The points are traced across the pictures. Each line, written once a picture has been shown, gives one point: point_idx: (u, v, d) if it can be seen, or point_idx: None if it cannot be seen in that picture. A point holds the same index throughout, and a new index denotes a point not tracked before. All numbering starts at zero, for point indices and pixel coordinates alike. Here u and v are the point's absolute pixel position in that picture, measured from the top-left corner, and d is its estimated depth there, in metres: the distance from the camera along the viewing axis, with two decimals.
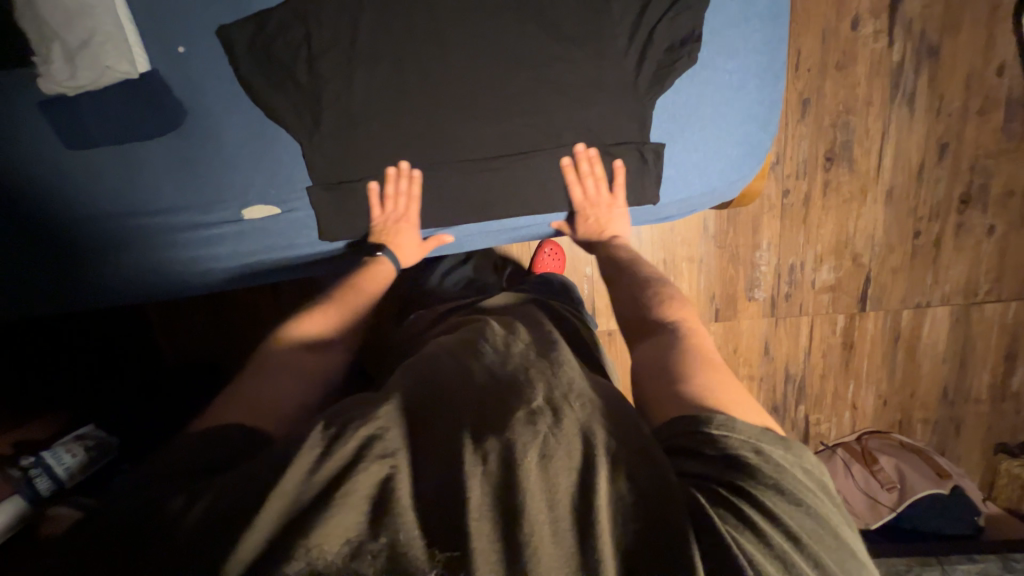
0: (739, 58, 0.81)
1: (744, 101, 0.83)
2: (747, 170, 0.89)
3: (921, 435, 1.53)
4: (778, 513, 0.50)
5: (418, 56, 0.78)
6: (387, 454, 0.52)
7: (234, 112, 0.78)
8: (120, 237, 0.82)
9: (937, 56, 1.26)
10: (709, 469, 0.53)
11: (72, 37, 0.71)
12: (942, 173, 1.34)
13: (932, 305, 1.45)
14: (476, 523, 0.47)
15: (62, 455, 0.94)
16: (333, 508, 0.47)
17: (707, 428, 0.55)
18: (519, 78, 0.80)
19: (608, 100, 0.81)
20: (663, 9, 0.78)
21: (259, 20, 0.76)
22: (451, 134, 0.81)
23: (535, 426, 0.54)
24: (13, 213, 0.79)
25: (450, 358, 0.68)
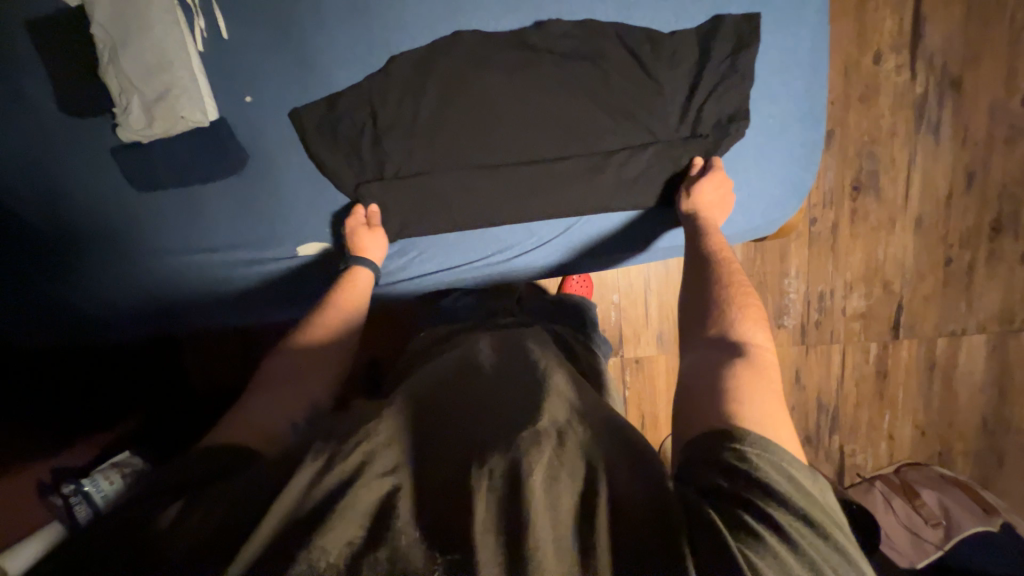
0: (779, 102, 0.80)
1: (787, 143, 0.81)
2: (786, 211, 0.85)
3: (962, 466, 1.49)
4: (800, 541, 0.46)
5: (472, 122, 0.78)
6: (388, 470, 0.52)
7: (294, 157, 0.80)
8: (181, 273, 0.85)
9: (959, 88, 1.29)
10: (729, 488, 0.49)
11: (150, 89, 0.73)
12: (970, 201, 1.35)
13: (967, 333, 1.42)
14: (481, 536, 0.45)
15: (102, 483, 0.89)
16: (331, 518, 0.46)
17: (742, 447, 0.51)
18: (562, 107, 0.78)
19: (655, 153, 0.80)
20: (712, 84, 0.77)
21: (317, 69, 0.77)
22: (490, 162, 0.80)
23: (540, 445, 0.53)
24: (85, 251, 0.84)
25: (456, 383, 0.67)
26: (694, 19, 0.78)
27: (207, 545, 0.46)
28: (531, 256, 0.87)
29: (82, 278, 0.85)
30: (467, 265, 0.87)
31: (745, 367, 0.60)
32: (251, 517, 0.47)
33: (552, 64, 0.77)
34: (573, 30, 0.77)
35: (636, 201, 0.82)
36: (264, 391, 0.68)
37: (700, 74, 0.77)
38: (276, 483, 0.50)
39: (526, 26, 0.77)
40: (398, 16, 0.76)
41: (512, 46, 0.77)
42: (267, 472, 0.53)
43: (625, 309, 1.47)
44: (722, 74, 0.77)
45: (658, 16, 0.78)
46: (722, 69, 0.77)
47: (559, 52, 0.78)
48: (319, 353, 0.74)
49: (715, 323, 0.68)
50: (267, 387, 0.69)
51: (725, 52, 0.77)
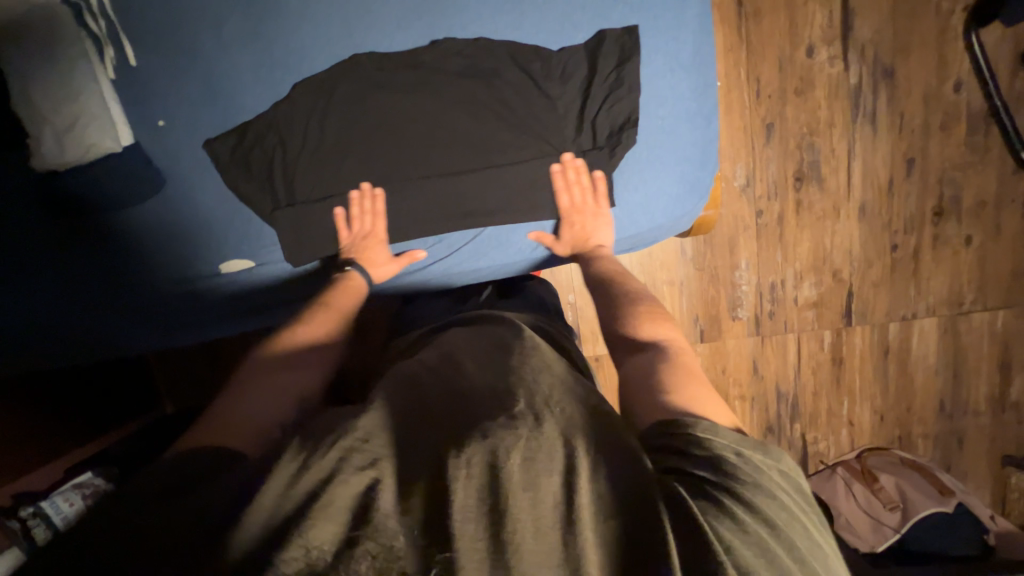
0: (669, 105, 0.81)
1: (678, 144, 0.83)
2: (687, 208, 0.87)
3: (923, 450, 1.50)
4: (761, 509, 0.44)
5: (376, 137, 0.80)
6: (367, 464, 0.47)
7: (204, 178, 0.82)
8: (122, 291, 0.87)
9: (892, 77, 1.31)
10: (685, 466, 0.47)
11: (59, 119, 0.74)
12: (911, 188, 1.37)
13: (919, 317, 1.44)
14: (460, 525, 0.42)
15: (61, 505, 0.90)
16: (311, 518, 0.43)
17: (692, 430, 0.50)
18: (460, 122, 0.80)
19: (553, 161, 0.82)
20: (601, 97, 0.80)
21: (222, 95, 0.79)
22: (392, 176, 0.82)
23: (515, 429, 0.48)
24: (29, 275, 0.85)
25: (435, 372, 0.62)
26: (581, 36, 0.80)
27: (184, 550, 0.43)
28: (444, 264, 0.88)
29: (12, 303, 0.86)
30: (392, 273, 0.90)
31: (669, 365, 0.61)
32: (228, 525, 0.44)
33: (447, 82, 0.79)
34: (468, 48, 0.79)
35: (542, 208, 0.84)
36: (255, 383, 0.65)
37: (587, 88, 0.80)
38: (249, 493, 0.47)
39: (421, 44, 0.79)
40: (297, 38, 0.78)
41: (408, 64, 0.79)
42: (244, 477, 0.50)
43: (581, 308, 1.46)
44: (609, 88, 0.80)
45: (546, 32, 0.79)
46: (608, 81, 0.79)
47: (458, 70, 0.79)
48: (307, 347, 0.73)
49: (620, 340, 0.69)
50: (252, 389, 0.65)
51: (609, 67, 0.79)
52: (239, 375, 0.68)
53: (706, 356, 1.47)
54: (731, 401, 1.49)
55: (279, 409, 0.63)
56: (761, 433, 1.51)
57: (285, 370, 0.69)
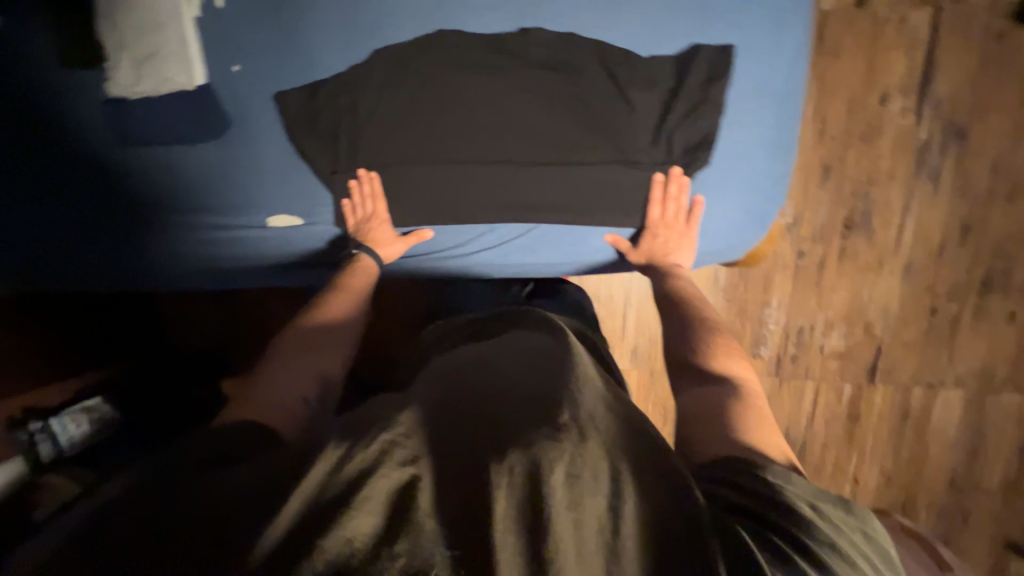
0: (750, 130, 0.80)
1: (751, 171, 0.81)
2: (747, 238, 0.86)
3: (925, 520, 1.46)
4: (830, 566, 0.45)
5: (450, 115, 0.79)
6: (407, 461, 0.47)
7: (268, 129, 0.82)
8: (167, 233, 0.88)
9: (963, 138, 1.27)
10: (749, 507, 0.49)
11: (140, 49, 0.78)
12: (962, 254, 1.33)
13: (945, 386, 1.40)
14: (501, 534, 0.42)
15: (68, 425, 0.96)
16: (351, 509, 0.43)
17: (763, 474, 0.51)
18: (535, 113, 0.79)
19: (621, 168, 0.80)
20: (682, 112, 0.78)
21: (303, 50, 0.79)
22: (457, 156, 0.81)
23: (558, 442, 0.47)
24: (77, 200, 0.86)
25: (478, 370, 0.62)
26: (672, 46, 0.79)
27: (217, 527, 0.44)
28: (491, 254, 0.87)
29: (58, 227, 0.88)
30: (439, 252, 0.88)
31: (739, 404, 0.63)
32: (264, 508, 0.44)
33: (528, 70, 0.78)
34: (556, 42, 0.78)
35: (600, 212, 0.83)
36: (281, 367, 0.70)
37: (669, 100, 0.79)
38: (289, 473, 0.47)
39: (510, 30, 0.78)
40: (385, 5, 0.77)
41: (495, 48, 0.78)
42: (282, 462, 0.50)
43: (603, 319, 1.42)
44: (692, 103, 0.78)
45: (637, 37, 0.78)
46: (693, 96, 0.78)
47: (542, 62, 0.79)
48: (324, 333, 0.77)
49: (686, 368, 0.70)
50: (280, 373, 0.70)
51: (698, 82, 0.78)
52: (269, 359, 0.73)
53: None
54: None
55: (303, 390, 0.68)
56: None
57: (306, 356, 0.73)
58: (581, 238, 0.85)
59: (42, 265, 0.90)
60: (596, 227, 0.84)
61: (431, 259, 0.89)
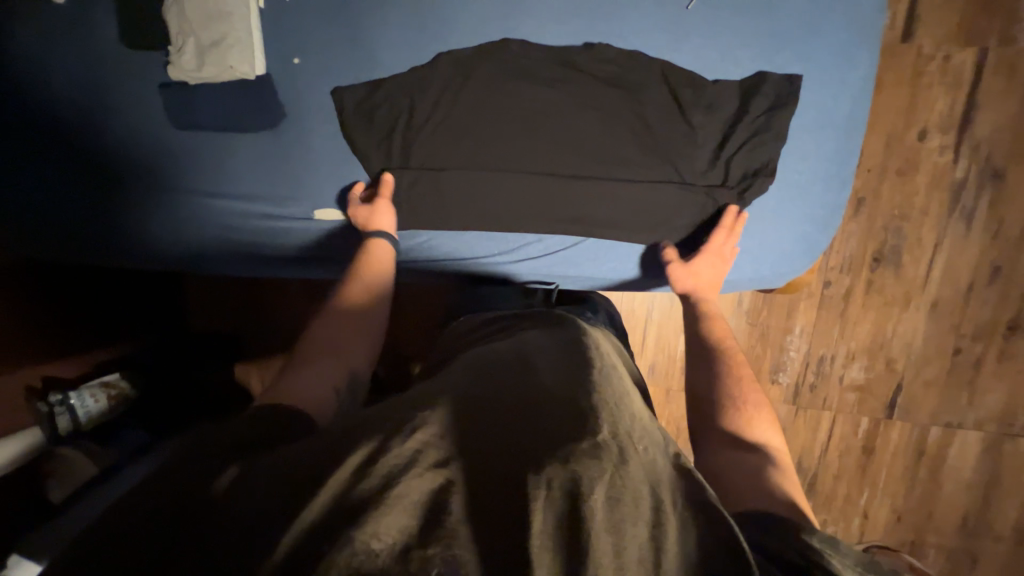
0: (808, 161, 0.81)
1: (805, 201, 0.83)
2: (794, 267, 0.87)
3: (933, 561, 1.45)
4: None
5: (514, 124, 0.81)
6: (441, 463, 0.46)
7: (326, 125, 0.83)
8: (210, 221, 0.88)
9: (1000, 180, 1.27)
10: (802, 569, 0.45)
11: (207, 36, 0.79)
12: (990, 295, 1.32)
13: (964, 427, 1.39)
14: (537, 553, 0.38)
15: (87, 399, 0.95)
16: (379, 509, 0.40)
17: (808, 538, 0.48)
18: (596, 128, 0.81)
19: (674, 189, 0.82)
20: (741, 138, 0.80)
21: (367, 47, 0.81)
22: (517, 164, 0.82)
23: (601, 460, 0.45)
24: (127, 180, 0.87)
25: (511, 374, 0.60)
26: (736, 72, 0.80)
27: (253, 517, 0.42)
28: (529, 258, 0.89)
29: (100, 203, 0.88)
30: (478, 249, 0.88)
31: (775, 473, 0.61)
32: (295, 497, 0.43)
33: (592, 86, 0.81)
34: (621, 58, 0.80)
35: (649, 232, 0.85)
36: (309, 358, 0.68)
37: (729, 126, 0.81)
38: (322, 462, 0.46)
39: (575, 45, 0.80)
40: (451, 10, 0.79)
41: (563, 61, 0.80)
42: (314, 449, 0.49)
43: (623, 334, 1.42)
44: (753, 130, 0.80)
45: (704, 60, 0.80)
46: (754, 124, 0.80)
47: (606, 78, 0.81)
48: (349, 313, 0.74)
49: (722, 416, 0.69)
50: (315, 358, 0.68)
51: (758, 110, 0.80)
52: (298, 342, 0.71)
53: None
54: None
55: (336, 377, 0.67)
56: None
57: (336, 340, 0.71)
58: (624, 250, 0.88)
59: (72, 241, 0.90)
60: (643, 244, 0.86)
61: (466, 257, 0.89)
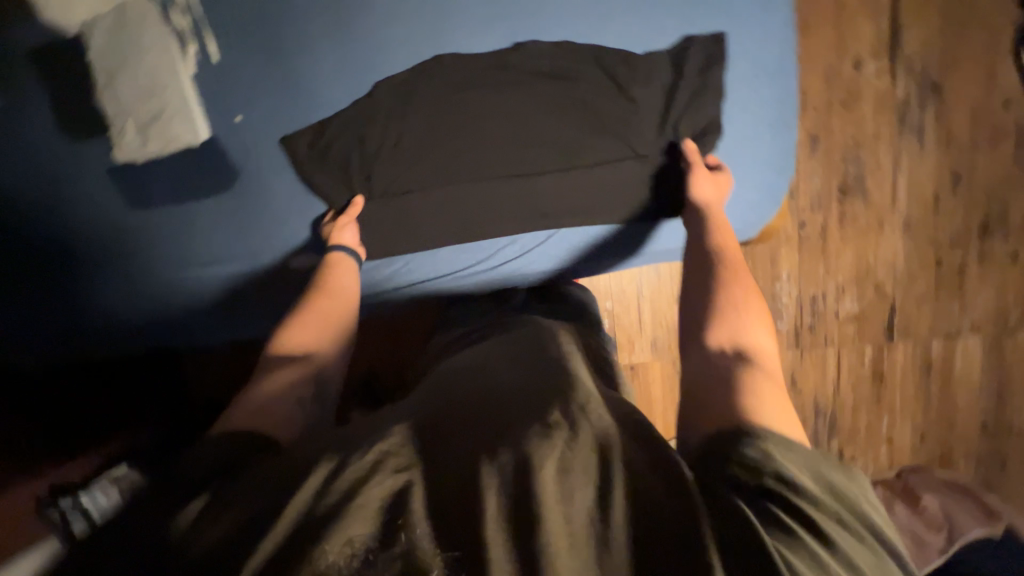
0: (752, 110, 0.84)
1: (759, 149, 0.85)
2: (764, 214, 0.89)
3: (965, 470, 1.46)
4: (836, 541, 0.41)
5: (464, 134, 0.83)
6: (403, 467, 0.47)
7: (279, 173, 0.84)
8: (178, 286, 0.88)
9: (940, 92, 1.31)
10: (749, 480, 0.45)
11: (144, 113, 0.81)
12: (957, 203, 1.36)
13: (963, 334, 1.42)
14: (492, 532, 0.41)
15: (99, 497, 0.83)
16: (342, 519, 0.42)
17: (757, 441, 0.47)
18: (544, 122, 0.83)
19: (631, 165, 0.85)
20: (684, 102, 0.83)
21: (305, 92, 0.82)
22: (475, 172, 0.84)
23: (551, 439, 0.46)
24: (90, 261, 0.87)
25: (468, 378, 0.61)
26: (665, 40, 0.82)
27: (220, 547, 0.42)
28: (491, 258, 0.88)
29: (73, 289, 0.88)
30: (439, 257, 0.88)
31: (752, 374, 0.57)
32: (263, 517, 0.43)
33: (531, 82, 0.82)
34: (554, 51, 0.82)
35: (618, 211, 0.86)
36: (268, 373, 0.66)
37: (670, 93, 0.83)
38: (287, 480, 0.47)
39: (506, 46, 0.82)
40: (379, 38, 0.81)
41: (498, 64, 0.82)
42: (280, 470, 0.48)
43: (619, 316, 1.42)
44: (693, 93, 0.82)
45: (631, 36, 0.82)
46: (693, 86, 0.82)
47: (543, 72, 0.83)
48: (317, 334, 0.72)
49: (719, 323, 0.65)
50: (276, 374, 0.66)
51: (695, 72, 0.82)
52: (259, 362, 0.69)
53: None
54: None
55: (298, 392, 0.65)
56: None
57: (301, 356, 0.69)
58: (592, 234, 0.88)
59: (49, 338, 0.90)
60: (615, 223, 0.87)
61: (428, 266, 0.89)
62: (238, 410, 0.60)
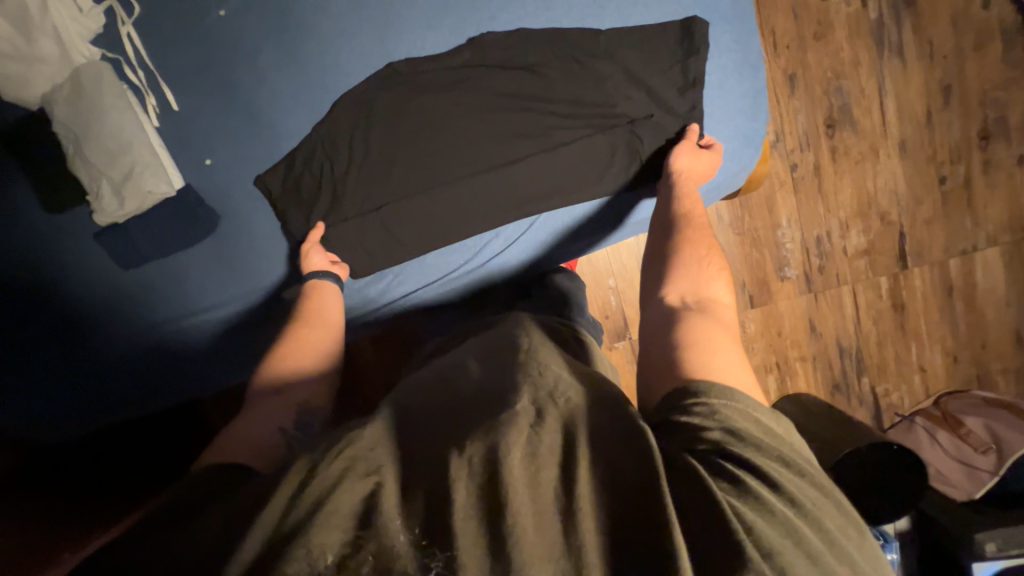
0: (714, 59, 0.84)
1: (727, 97, 0.85)
2: (746, 161, 0.89)
3: (1006, 387, 1.42)
4: (779, 481, 0.43)
5: (428, 136, 0.83)
6: (373, 469, 0.45)
7: (257, 208, 0.86)
8: (170, 333, 0.89)
9: (914, 5, 1.27)
10: (701, 437, 0.45)
11: (117, 172, 0.80)
12: (952, 115, 1.31)
13: (980, 248, 1.37)
14: (462, 523, 0.41)
15: None
16: (314, 528, 0.40)
17: (704, 397, 0.48)
18: (507, 111, 0.83)
19: (601, 136, 0.83)
20: (641, 63, 0.83)
21: (270, 125, 0.84)
22: (445, 172, 0.84)
23: (518, 425, 0.46)
24: (79, 319, 0.88)
25: (435, 377, 0.60)
26: (612, 2, 0.83)
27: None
28: (468, 255, 0.89)
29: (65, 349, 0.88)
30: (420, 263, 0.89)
31: (702, 322, 0.59)
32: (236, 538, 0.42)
33: (488, 75, 0.83)
34: (507, 39, 0.82)
35: (596, 185, 0.85)
36: (257, 409, 0.67)
37: (625, 59, 0.83)
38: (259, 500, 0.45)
39: (460, 43, 0.83)
40: (333, 58, 0.82)
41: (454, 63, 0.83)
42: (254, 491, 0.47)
43: (624, 292, 1.40)
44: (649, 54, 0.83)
45: (578, 10, 0.83)
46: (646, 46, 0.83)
47: (499, 63, 0.83)
48: (299, 361, 0.73)
49: (677, 280, 0.67)
50: (263, 410, 0.67)
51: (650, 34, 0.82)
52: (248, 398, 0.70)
53: (759, 321, 1.42)
54: (792, 364, 1.42)
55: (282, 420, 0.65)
56: (828, 394, 1.44)
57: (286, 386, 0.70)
58: (566, 214, 0.88)
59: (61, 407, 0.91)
60: (596, 199, 0.87)
61: (405, 274, 0.89)
62: (225, 445, 0.61)
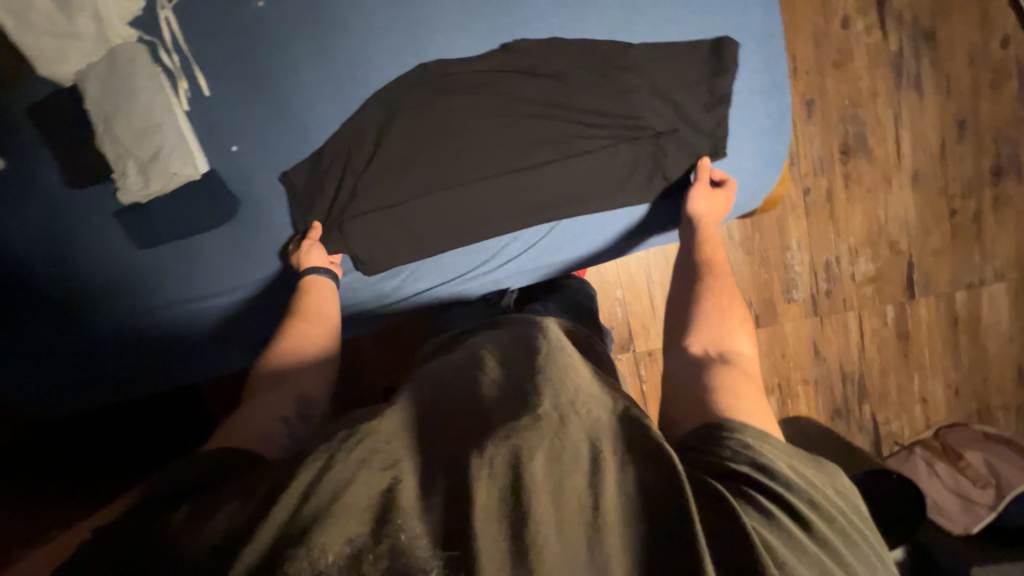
0: (740, 80, 0.85)
1: (749, 118, 0.86)
2: (764, 182, 0.90)
3: (1006, 423, 1.42)
4: (811, 523, 0.43)
5: (453, 136, 0.84)
6: (388, 465, 0.46)
7: (278, 196, 0.86)
8: (178, 314, 0.89)
9: (933, 40, 1.29)
10: (733, 469, 0.46)
11: (142, 153, 0.82)
12: (965, 149, 1.33)
13: (986, 283, 1.38)
14: (482, 524, 0.40)
15: None
16: (331, 517, 0.40)
17: (740, 434, 0.50)
18: (532, 116, 0.84)
19: (623, 147, 0.84)
20: (668, 81, 0.84)
21: (298, 117, 0.85)
22: (467, 172, 0.84)
23: (540, 429, 0.46)
24: (89, 295, 0.88)
25: (449, 373, 0.60)
26: (643, 19, 0.84)
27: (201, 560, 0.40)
28: (486, 257, 0.90)
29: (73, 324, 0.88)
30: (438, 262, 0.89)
31: (727, 368, 0.60)
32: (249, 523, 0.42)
33: (517, 80, 0.84)
34: (537, 47, 0.84)
35: (615, 194, 0.86)
36: (262, 397, 0.67)
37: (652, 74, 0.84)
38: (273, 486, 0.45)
39: (493, 49, 0.84)
40: (365, 55, 0.83)
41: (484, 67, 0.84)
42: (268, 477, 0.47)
43: (630, 303, 1.41)
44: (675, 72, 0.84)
45: (608, 25, 0.84)
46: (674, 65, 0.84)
47: (528, 70, 0.84)
48: (304, 351, 0.74)
49: (700, 330, 0.68)
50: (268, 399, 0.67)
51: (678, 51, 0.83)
52: (250, 388, 0.70)
53: (764, 342, 1.42)
54: (795, 386, 1.42)
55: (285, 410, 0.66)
56: (828, 419, 1.43)
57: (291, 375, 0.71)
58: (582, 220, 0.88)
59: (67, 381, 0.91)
60: (614, 208, 0.87)
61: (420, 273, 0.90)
62: (230, 432, 0.61)
